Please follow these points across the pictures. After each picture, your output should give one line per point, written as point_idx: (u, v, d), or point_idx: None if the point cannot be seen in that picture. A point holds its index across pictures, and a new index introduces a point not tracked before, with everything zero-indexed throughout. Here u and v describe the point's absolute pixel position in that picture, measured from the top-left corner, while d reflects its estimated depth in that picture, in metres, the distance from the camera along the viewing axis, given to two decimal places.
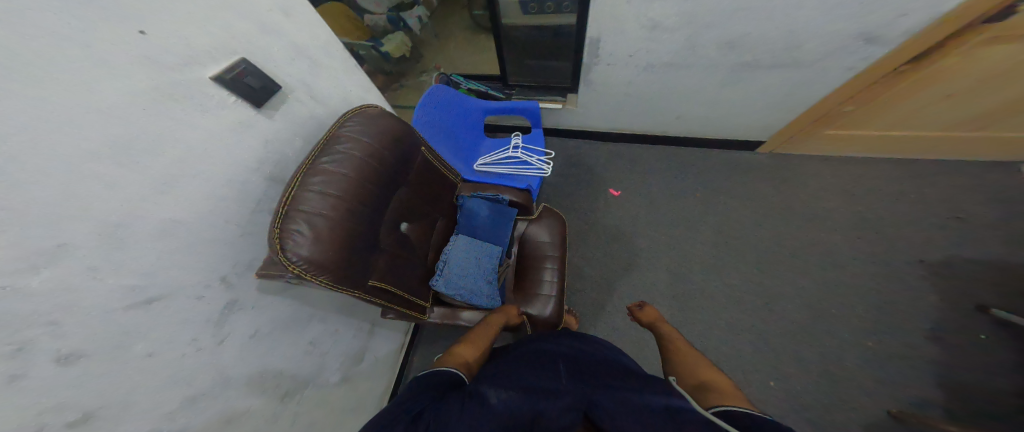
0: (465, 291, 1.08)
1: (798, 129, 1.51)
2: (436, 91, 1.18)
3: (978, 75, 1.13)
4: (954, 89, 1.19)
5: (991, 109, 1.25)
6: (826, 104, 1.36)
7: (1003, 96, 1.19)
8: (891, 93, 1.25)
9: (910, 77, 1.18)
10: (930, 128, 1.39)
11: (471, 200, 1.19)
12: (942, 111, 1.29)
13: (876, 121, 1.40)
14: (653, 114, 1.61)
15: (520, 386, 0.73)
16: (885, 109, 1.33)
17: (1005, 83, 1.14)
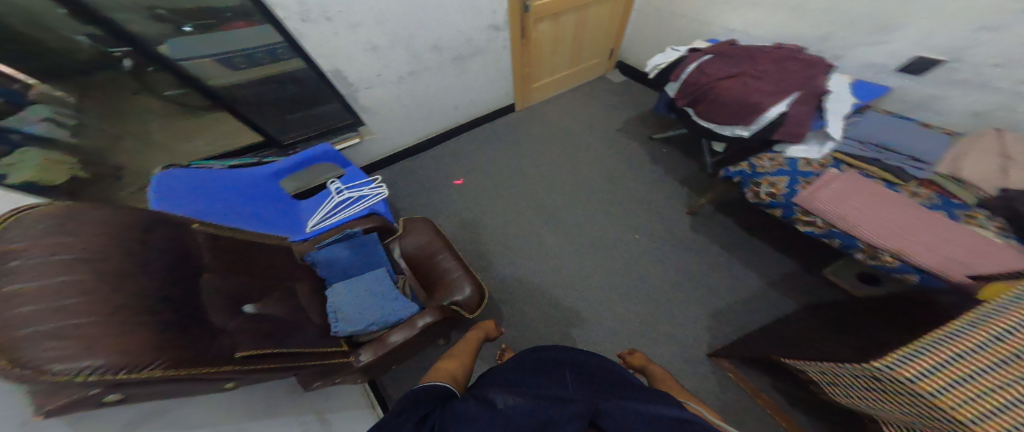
0: (376, 317, 0.98)
1: (518, 94, 2.10)
2: (174, 181, 0.90)
3: (562, 31, 1.92)
4: (560, 41, 1.97)
5: (583, 44, 2.11)
6: (516, 74, 1.97)
7: (580, 36, 2.04)
8: (538, 54, 1.96)
9: (536, 42, 1.88)
10: (572, 65, 2.21)
11: (325, 251, 1.06)
12: (567, 53, 2.09)
13: (546, 72, 2.12)
14: (428, 122, 1.86)
15: (530, 392, 0.66)
16: (543, 63, 2.04)
17: (574, 29, 1.97)
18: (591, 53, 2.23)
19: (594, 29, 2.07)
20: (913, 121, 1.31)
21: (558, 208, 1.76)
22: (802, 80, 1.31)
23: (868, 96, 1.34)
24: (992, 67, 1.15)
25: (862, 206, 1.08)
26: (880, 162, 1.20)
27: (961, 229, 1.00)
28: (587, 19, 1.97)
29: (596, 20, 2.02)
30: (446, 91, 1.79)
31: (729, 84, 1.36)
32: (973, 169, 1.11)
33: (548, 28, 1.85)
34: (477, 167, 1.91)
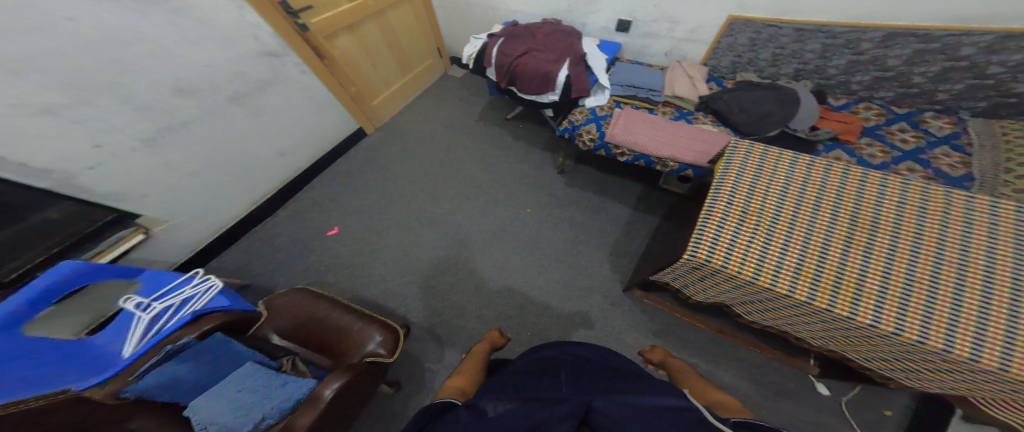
0: (267, 406, 0.78)
1: (358, 116, 1.98)
2: None
3: (369, 43, 1.84)
4: (374, 53, 1.90)
5: (403, 49, 2.05)
6: (340, 97, 1.83)
7: (396, 44, 1.99)
8: (356, 71, 1.85)
9: (345, 60, 1.77)
10: (406, 72, 2.14)
11: (156, 371, 0.78)
12: (393, 63, 2.03)
13: (379, 87, 2.02)
14: (241, 179, 1.61)
15: (521, 397, 0.70)
16: (370, 78, 1.94)
17: (383, 38, 1.90)
18: (420, 55, 2.18)
19: (409, 33, 2.03)
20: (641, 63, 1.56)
21: (445, 210, 1.69)
22: (573, 44, 1.53)
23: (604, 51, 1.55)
24: (655, 13, 1.43)
25: (648, 139, 1.31)
26: (637, 97, 1.42)
27: (693, 127, 1.30)
28: (393, 25, 1.92)
29: (403, 23, 1.98)
30: (245, 138, 1.55)
31: (526, 61, 1.52)
32: (681, 86, 1.39)
33: (348, 44, 1.74)
34: (356, 207, 1.82)
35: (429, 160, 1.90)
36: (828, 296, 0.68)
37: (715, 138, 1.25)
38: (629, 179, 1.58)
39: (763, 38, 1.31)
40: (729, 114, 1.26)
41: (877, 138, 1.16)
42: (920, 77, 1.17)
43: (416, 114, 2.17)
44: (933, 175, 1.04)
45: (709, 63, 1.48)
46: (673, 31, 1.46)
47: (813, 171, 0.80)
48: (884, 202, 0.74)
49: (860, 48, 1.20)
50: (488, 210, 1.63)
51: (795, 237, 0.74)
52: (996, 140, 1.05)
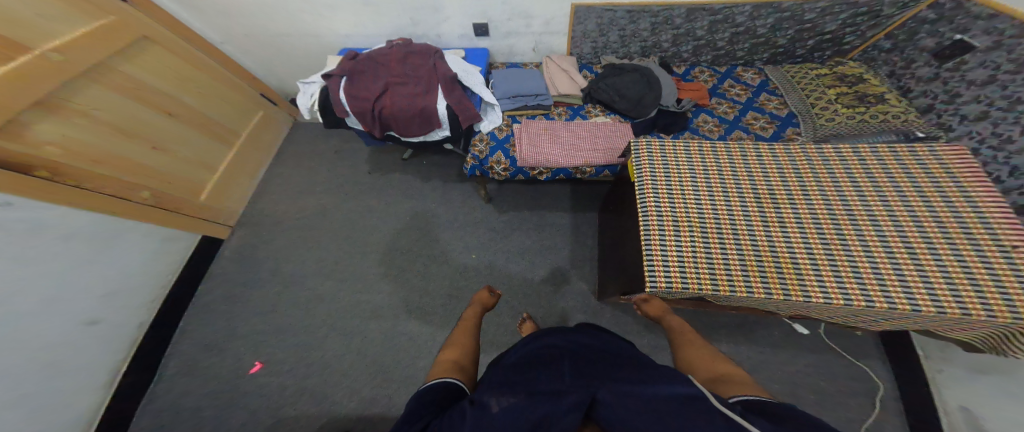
0: None
1: (181, 222, 1.48)
2: None
3: (114, 115, 1.26)
4: (134, 126, 1.32)
5: (204, 111, 1.56)
6: (126, 207, 1.30)
7: (168, 100, 1.42)
8: (120, 162, 1.29)
9: (82, 156, 1.19)
10: (221, 139, 1.64)
11: None
12: (184, 129, 1.49)
13: (186, 171, 1.51)
14: (49, 379, 1.13)
15: (526, 390, 0.68)
16: (153, 161, 1.39)
17: (133, 98, 1.31)
18: (229, 106, 1.67)
19: (185, 81, 1.48)
20: (514, 65, 1.50)
21: (380, 289, 1.50)
22: (437, 67, 1.37)
23: (474, 66, 1.45)
24: (507, 12, 1.34)
25: (558, 149, 1.30)
26: (529, 106, 1.37)
27: (590, 124, 1.34)
28: (139, 76, 1.32)
29: (160, 67, 1.39)
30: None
31: (391, 100, 1.31)
32: (562, 83, 1.39)
33: (62, 129, 1.13)
34: (268, 334, 1.47)
35: (331, 237, 1.61)
36: (774, 282, 0.86)
37: (615, 130, 1.32)
38: (549, 187, 1.62)
39: (608, 22, 1.31)
40: (614, 103, 1.32)
41: (720, 96, 1.32)
42: (721, 41, 1.35)
43: (280, 184, 1.78)
44: (770, 119, 1.23)
45: (574, 51, 1.48)
46: (529, 27, 1.39)
47: (712, 174, 1.02)
48: (765, 187, 0.99)
49: (675, 23, 1.29)
50: (427, 270, 1.50)
51: (727, 238, 0.92)
52: (790, 82, 1.30)
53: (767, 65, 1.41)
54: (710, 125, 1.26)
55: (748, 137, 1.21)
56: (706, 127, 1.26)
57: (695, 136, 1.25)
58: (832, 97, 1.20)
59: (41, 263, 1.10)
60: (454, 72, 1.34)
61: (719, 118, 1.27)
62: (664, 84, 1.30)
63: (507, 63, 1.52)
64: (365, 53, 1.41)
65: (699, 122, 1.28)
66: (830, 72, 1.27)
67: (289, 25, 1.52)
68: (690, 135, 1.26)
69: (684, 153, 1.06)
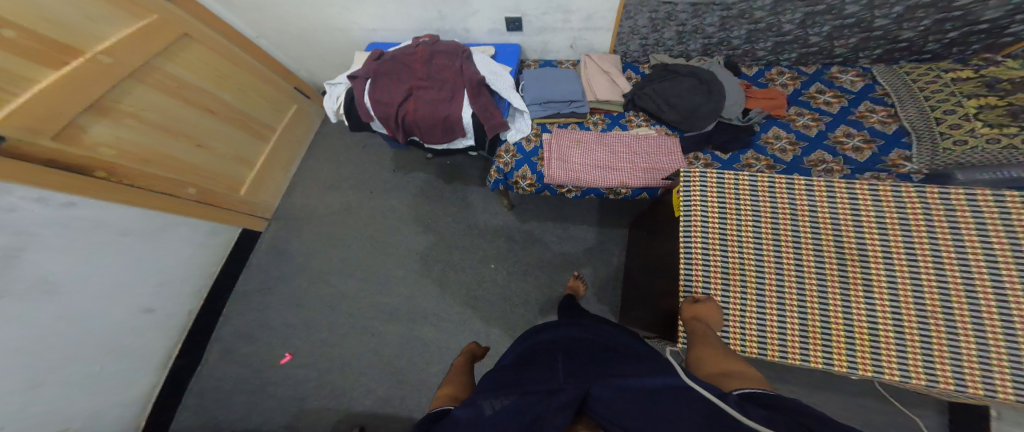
0: None
1: (225, 215, 1.57)
2: None
3: (158, 115, 1.30)
4: (178, 125, 1.37)
5: (242, 107, 1.61)
6: (174, 203, 1.37)
7: (206, 98, 1.46)
8: (166, 160, 1.35)
9: (131, 156, 1.25)
10: (258, 134, 1.70)
11: None
12: (222, 126, 1.53)
13: (227, 167, 1.58)
14: (112, 358, 1.27)
15: (518, 390, 0.63)
16: (195, 158, 1.45)
17: (176, 97, 1.35)
18: (265, 101, 1.71)
19: (221, 77, 1.50)
20: (549, 63, 1.36)
21: (398, 292, 1.50)
22: (462, 70, 1.30)
23: (504, 65, 1.34)
24: (543, 5, 1.20)
25: (591, 165, 1.17)
26: (561, 114, 1.25)
27: (632, 137, 1.18)
28: (180, 74, 1.35)
29: (199, 64, 1.41)
30: (61, 327, 1.13)
31: (414, 106, 1.26)
32: (602, 87, 1.24)
33: (114, 131, 1.19)
34: (297, 324, 1.54)
35: (357, 233, 1.63)
36: (839, 354, 0.74)
37: (661, 145, 1.14)
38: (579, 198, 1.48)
39: (664, 15, 1.11)
40: (661, 113, 1.14)
41: (803, 105, 1.08)
42: (815, 36, 1.08)
43: (315, 176, 1.83)
44: (870, 137, 0.99)
45: (618, 48, 1.30)
46: (569, 21, 1.24)
47: (782, 212, 0.82)
48: (856, 231, 0.77)
49: (754, 17, 1.07)
50: (445, 276, 1.46)
51: (788, 297, 0.78)
52: (907, 85, 1.01)
53: (874, 65, 1.11)
54: (785, 142, 1.04)
55: (835, 161, 0.99)
56: (779, 144, 1.04)
57: (762, 156, 1.04)
58: (971, 112, 0.91)
59: (98, 255, 1.19)
60: (480, 76, 1.26)
61: (798, 133, 1.05)
62: (728, 92, 1.10)
63: (540, 62, 1.38)
64: (388, 53, 1.36)
65: (770, 137, 1.06)
66: (973, 77, 0.94)
67: (323, 18, 1.49)
68: (755, 153, 1.05)
69: (746, 183, 0.87)
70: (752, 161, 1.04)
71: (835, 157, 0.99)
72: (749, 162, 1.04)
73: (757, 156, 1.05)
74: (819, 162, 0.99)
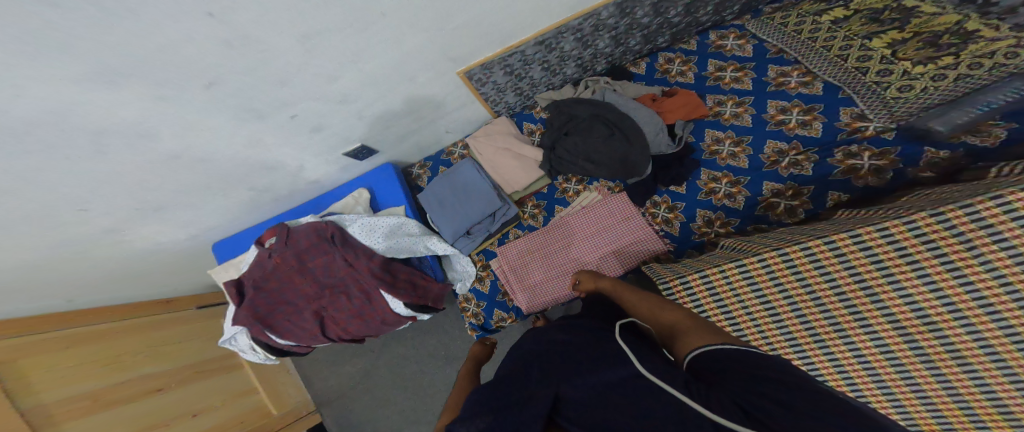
0: None
1: (299, 425, 1.64)
2: None
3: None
4: (155, 415, 1.21)
5: (184, 357, 1.40)
6: None
7: (140, 383, 1.22)
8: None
9: None
10: (226, 367, 1.52)
11: None
12: (194, 382, 1.37)
13: (238, 406, 1.47)
14: None
15: (494, 407, 0.46)
16: (198, 426, 1.29)
17: (104, 408, 1.10)
18: (194, 337, 1.49)
19: (117, 358, 1.20)
20: (440, 160, 1.17)
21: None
22: (350, 262, 1.01)
23: (392, 209, 1.10)
24: (377, 122, 0.93)
25: (558, 274, 1.02)
26: (492, 232, 1.08)
27: (584, 214, 1.00)
28: (79, 388, 1.06)
29: (72, 359, 1.09)
30: None
31: (341, 329, 1.10)
32: (516, 174, 1.04)
33: None
34: None
35: (392, 397, 1.69)
36: (952, 413, 0.62)
37: (617, 208, 0.97)
38: None
39: (529, 58, 0.88)
40: (590, 172, 0.95)
41: (719, 91, 0.93)
42: (677, 11, 0.89)
43: (312, 365, 1.85)
44: (806, 105, 0.84)
45: (500, 107, 1.04)
46: (421, 118, 0.98)
47: (809, 280, 0.69)
48: (879, 268, 0.61)
49: (609, 25, 0.86)
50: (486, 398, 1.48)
51: (873, 358, 0.66)
52: (800, 41, 0.89)
53: (743, 18, 0.97)
54: (730, 143, 0.89)
55: (791, 147, 0.84)
56: (725, 150, 0.90)
57: (718, 171, 0.90)
58: (886, 53, 0.80)
59: None
60: (378, 258, 1.01)
61: (735, 128, 0.90)
62: (642, 122, 0.90)
63: (427, 162, 1.18)
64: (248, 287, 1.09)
65: (711, 143, 0.92)
66: (853, 14, 0.87)
67: (143, 250, 1.13)
68: (706, 169, 0.92)
69: (752, 274, 0.75)
70: (714, 183, 0.90)
71: (789, 141, 0.85)
72: (711, 186, 0.90)
73: (712, 171, 0.91)
74: (777, 157, 0.85)
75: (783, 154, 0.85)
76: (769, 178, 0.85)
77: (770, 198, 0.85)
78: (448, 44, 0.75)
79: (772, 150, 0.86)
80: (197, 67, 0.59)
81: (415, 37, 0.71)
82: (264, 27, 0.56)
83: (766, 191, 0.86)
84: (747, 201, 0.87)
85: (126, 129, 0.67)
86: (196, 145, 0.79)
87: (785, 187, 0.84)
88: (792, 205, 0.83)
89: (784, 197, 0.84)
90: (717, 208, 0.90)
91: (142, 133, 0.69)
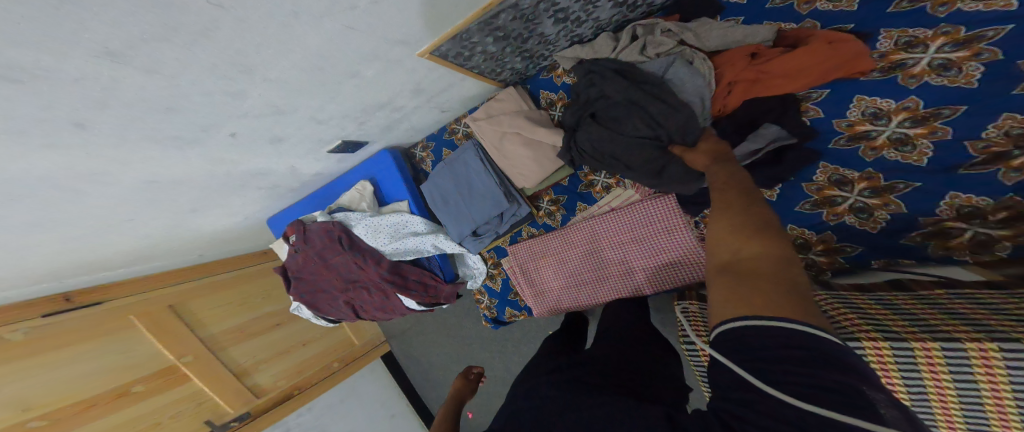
0: None
1: (376, 352, 1.87)
2: None
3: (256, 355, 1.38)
4: (278, 342, 1.47)
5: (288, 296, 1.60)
6: (324, 384, 1.56)
7: (265, 316, 1.45)
8: (302, 362, 1.54)
9: (291, 374, 1.49)
10: None
11: None
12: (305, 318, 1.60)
13: (335, 336, 1.72)
14: None
15: None
16: (302, 354, 1.55)
17: (246, 338, 1.35)
18: None
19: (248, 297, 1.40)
20: (444, 141, 0.98)
21: (496, 389, 1.60)
22: (361, 265, 0.98)
23: (395, 204, 1.00)
24: (343, 122, 0.75)
25: (581, 283, 0.90)
26: (503, 231, 0.92)
27: (612, 218, 0.81)
28: (229, 323, 1.30)
29: (221, 297, 1.30)
30: None
31: (372, 315, 1.13)
32: (523, 168, 0.81)
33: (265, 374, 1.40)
34: None
35: (435, 347, 1.81)
36: None
37: (658, 215, 0.76)
38: None
39: (528, 13, 0.55)
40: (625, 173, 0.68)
41: (916, 21, 0.55)
42: None
43: None
44: None
45: (503, 75, 0.76)
46: (401, 108, 0.77)
47: (931, 387, 0.47)
48: None
49: None
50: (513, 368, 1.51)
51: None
52: None
53: None
54: (906, 120, 0.58)
55: None
56: (886, 133, 0.60)
57: (863, 169, 0.63)
58: None
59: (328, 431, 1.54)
60: (385, 263, 0.95)
61: (923, 90, 0.56)
62: None
63: (428, 141, 1.01)
64: (289, 276, 1.16)
65: (859, 121, 0.61)
66: None
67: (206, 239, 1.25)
68: (838, 166, 0.64)
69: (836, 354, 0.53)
70: (843, 188, 0.65)
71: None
72: (838, 194, 0.65)
73: (847, 170, 0.64)
74: (1011, 146, 0.53)
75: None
76: (965, 185, 0.56)
77: (948, 221, 0.59)
78: (380, 26, 0.49)
79: (1005, 132, 0.53)
80: (48, 119, 0.46)
81: (323, 29, 0.46)
82: (67, 67, 0.38)
83: (948, 206, 0.58)
84: (899, 218, 0.62)
85: (59, 174, 0.61)
86: (157, 170, 0.73)
87: (997, 205, 0.55)
88: (991, 235, 0.56)
89: (984, 220, 0.56)
90: (845, 224, 0.67)
91: (88, 172, 0.64)
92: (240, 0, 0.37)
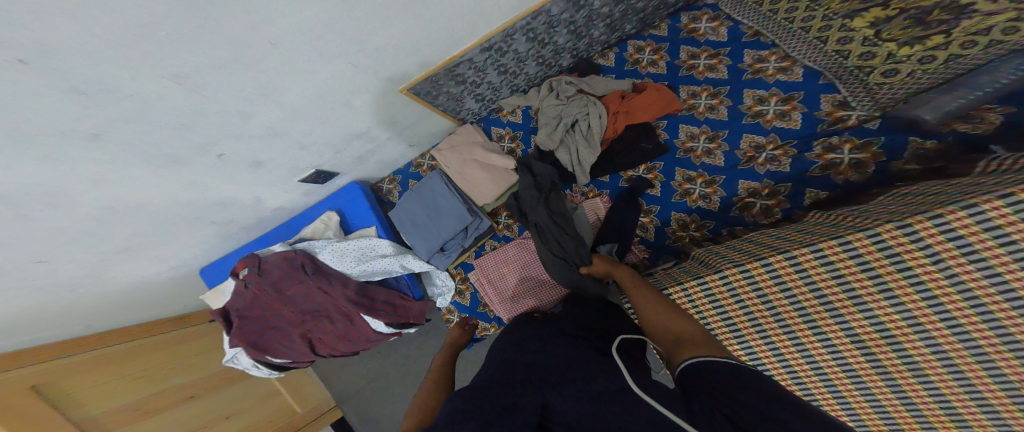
0: None
1: (323, 420, 1.65)
2: None
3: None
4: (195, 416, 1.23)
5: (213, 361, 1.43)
6: None
7: (179, 387, 1.24)
8: None
9: None
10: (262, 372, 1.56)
11: None
12: (222, 390, 1.35)
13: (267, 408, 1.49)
14: None
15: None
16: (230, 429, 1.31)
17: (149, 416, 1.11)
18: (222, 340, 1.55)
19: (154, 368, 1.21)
20: (410, 173, 1.15)
21: None
22: (325, 290, 1.00)
23: (364, 229, 1.10)
24: (325, 149, 0.89)
25: (536, 282, 1.01)
26: (466, 245, 1.06)
27: None
28: (124, 398, 1.08)
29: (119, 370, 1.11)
30: None
31: (330, 349, 1.12)
32: (484, 185, 1.00)
33: None
34: None
35: (392, 398, 1.71)
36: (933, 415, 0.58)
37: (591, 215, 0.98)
38: None
39: (479, 65, 0.81)
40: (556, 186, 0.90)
41: (692, 81, 0.93)
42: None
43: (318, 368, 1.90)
44: (785, 94, 0.84)
45: (460, 115, 0.99)
46: (377, 139, 0.93)
47: (769, 293, 0.66)
48: (842, 285, 0.57)
49: (567, 20, 0.79)
50: None
51: (826, 366, 0.65)
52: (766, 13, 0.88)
53: None
54: (704, 139, 0.90)
55: (768, 141, 0.84)
56: (700, 147, 0.90)
57: (693, 171, 0.90)
58: None
59: None
60: (352, 284, 1.01)
61: (710, 122, 0.90)
62: (597, 129, 0.88)
63: (397, 176, 1.17)
64: (229, 317, 1.08)
65: (686, 140, 0.91)
66: None
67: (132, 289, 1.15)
68: (681, 168, 0.91)
69: (734, 283, 0.69)
70: (688, 184, 0.90)
71: (767, 135, 0.84)
72: (686, 187, 0.90)
73: (688, 170, 0.90)
74: (754, 152, 0.85)
75: (760, 149, 0.84)
76: (745, 176, 0.85)
77: (745, 198, 0.85)
78: (377, 64, 0.69)
79: (748, 145, 0.86)
80: (75, 130, 0.54)
81: (334, 64, 0.64)
82: (134, 82, 0.50)
83: (742, 191, 0.85)
84: (723, 201, 0.87)
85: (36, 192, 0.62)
86: (129, 195, 0.76)
87: (763, 185, 0.83)
88: (767, 204, 0.83)
89: (761, 195, 0.83)
90: (691, 210, 0.90)
91: (65, 194, 0.66)
92: (292, 38, 0.55)
